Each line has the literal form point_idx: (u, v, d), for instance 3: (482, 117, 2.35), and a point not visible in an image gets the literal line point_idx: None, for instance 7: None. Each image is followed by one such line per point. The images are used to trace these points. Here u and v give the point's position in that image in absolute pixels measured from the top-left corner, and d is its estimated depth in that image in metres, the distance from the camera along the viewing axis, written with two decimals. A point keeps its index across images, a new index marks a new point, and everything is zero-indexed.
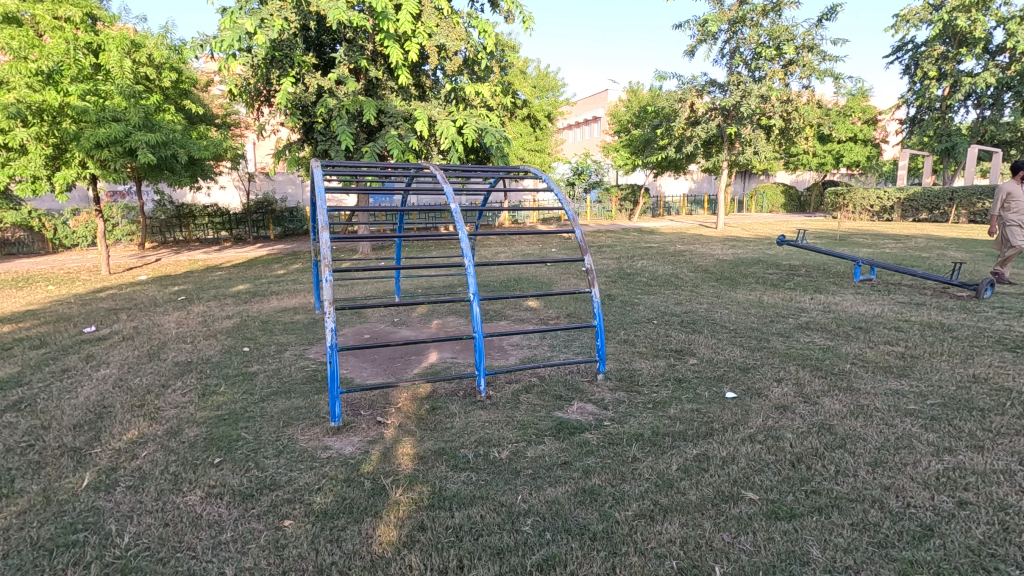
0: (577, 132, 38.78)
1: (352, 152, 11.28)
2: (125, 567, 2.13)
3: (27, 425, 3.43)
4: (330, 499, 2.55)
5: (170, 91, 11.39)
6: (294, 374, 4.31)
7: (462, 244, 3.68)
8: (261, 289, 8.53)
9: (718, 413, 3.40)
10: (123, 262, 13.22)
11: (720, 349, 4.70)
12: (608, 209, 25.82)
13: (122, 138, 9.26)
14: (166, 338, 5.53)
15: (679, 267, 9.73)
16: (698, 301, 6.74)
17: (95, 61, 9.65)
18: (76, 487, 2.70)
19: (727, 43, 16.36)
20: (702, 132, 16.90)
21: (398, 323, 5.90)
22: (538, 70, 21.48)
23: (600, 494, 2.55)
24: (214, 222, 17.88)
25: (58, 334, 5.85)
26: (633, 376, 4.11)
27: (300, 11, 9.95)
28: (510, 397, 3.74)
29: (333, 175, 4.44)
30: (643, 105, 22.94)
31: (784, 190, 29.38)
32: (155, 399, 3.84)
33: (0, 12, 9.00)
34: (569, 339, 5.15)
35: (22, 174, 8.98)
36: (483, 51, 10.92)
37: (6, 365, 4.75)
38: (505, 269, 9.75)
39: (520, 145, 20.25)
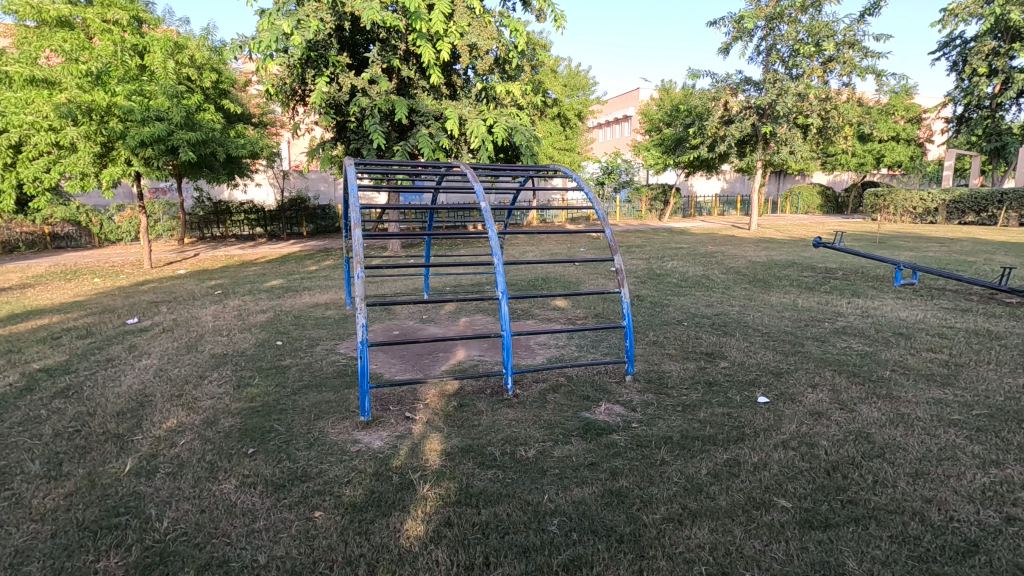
0: (607, 130, 38.52)
1: (383, 152, 11.48)
2: (164, 551, 2.20)
3: (74, 411, 3.58)
4: (359, 492, 2.59)
5: (210, 90, 11.79)
6: (325, 369, 4.39)
7: (492, 242, 3.65)
8: (293, 284, 8.70)
9: (750, 418, 3.33)
10: (164, 257, 13.67)
11: (754, 353, 4.60)
12: (638, 209, 25.53)
13: (165, 137, 9.61)
14: (203, 330, 5.71)
15: (711, 268, 9.56)
16: (730, 303, 6.62)
17: (140, 62, 10.01)
18: (119, 472, 2.81)
19: (764, 40, 15.99)
20: (736, 131, 16.52)
21: (426, 320, 5.95)
22: (568, 69, 21.43)
23: (627, 496, 2.52)
24: (250, 218, 18.34)
25: (103, 325, 6.10)
26: (662, 378, 4.05)
27: (335, 11, 10.11)
28: (537, 396, 3.73)
29: (365, 174, 4.49)
30: (675, 104, 22.62)
31: (822, 190, 28.49)
32: (192, 389, 3.97)
33: (55, 17, 9.50)
34: (597, 340, 5.12)
35: (72, 171, 9.38)
36: (514, 50, 10.96)
37: (56, 353, 4.98)
38: (533, 268, 9.77)
39: (550, 144, 20.18)
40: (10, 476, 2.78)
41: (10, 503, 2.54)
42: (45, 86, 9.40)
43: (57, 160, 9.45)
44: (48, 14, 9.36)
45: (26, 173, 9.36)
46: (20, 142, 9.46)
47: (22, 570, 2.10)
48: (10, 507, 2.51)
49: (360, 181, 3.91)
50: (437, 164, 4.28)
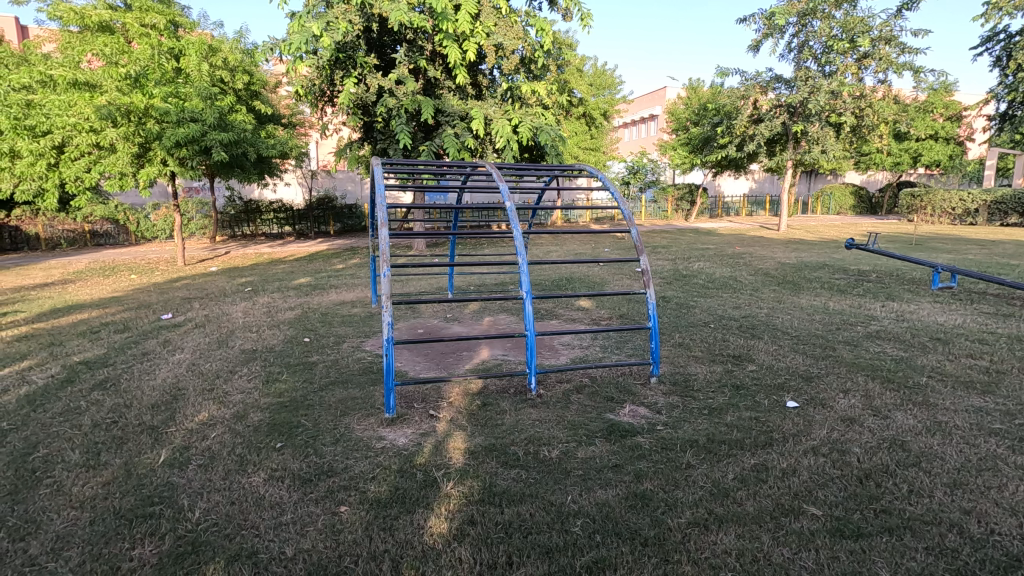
0: (633, 130, 38.18)
1: (409, 152, 11.60)
2: (195, 541, 2.26)
3: (111, 403, 3.70)
4: (384, 489, 2.61)
5: (241, 92, 12.10)
6: (351, 366, 4.45)
7: (517, 242, 3.64)
8: (320, 283, 8.84)
9: (779, 422, 3.27)
10: (197, 254, 14.05)
11: (783, 356, 4.50)
12: (664, 209, 25.25)
13: (198, 138, 9.87)
14: (234, 326, 5.84)
15: (739, 269, 9.39)
16: (759, 305, 6.49)
17: (176, 65, 10.25)
18: (154, 462, 2.90)
19: (796, 37, 15.62)
20: (766, 130, 16.14)
21: (450, 319, 5.99)
22: (594, 69, 21.32)
23: (652, 499, 2.49)
24: (279, 217, 18.72)
25: (139, 320, 6.30)
26: (688, 381, 3.99)
27: (363, 13, 10.21)
28: (561, 397, 3.72)
29: (392, 174, 4.53)
30: (703, 103, 22.29)
31: (855, 191, 27.72)
32: (223, 383, 4.07)
33: (97, 22, 9.84)
34: (621, 341, 5.08)
35: (112, 171, 9.71)
36: (540, 50, 10.95)
37: (94, 347, 5.16)
38: (557, 268, 9.76)
39: (575, 144, 20.07)
40: (53, 464, 2.89)
41: (52, 490, 2.64)
42: (86, 89, 9.72)
43: (97, 160, 9.78)
44: (90, 19, 9.72)
45: (68, 173, 9.72)
46: (62, 142, 9.82)
47: (62, 555, 2.18)
48: (52, 494, 2.60)
49: (387, 181, 3.93)
50: (462, 163, 4.28)
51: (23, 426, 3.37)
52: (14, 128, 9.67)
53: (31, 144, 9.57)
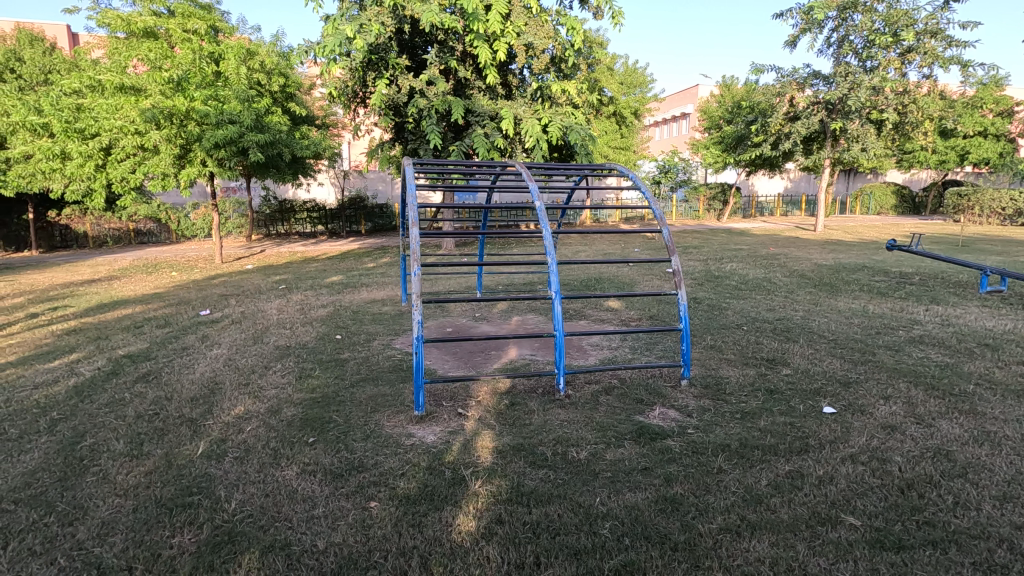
0: (664, 129, 37.74)
1: (439, 152, 11.72)
2: (231, 531, 2.33)
3: (153, 396, 3.84)
4: (413, 485, 2.64)
5: (278, 94, 12.43)
6: (381, 363, 4.52)
7: (547, 242, 3.62)
8: (352, 281, 8.99)
9: (815, 428, 3.17)
10: (234, 252, 14.45)
11: (819, 361, 4.37)
12: (696, 209, 24.86)
13: (236, 139, 10.17)
14: (268, 323, 6.00)
15: (773, 270, 9.17)
16: (794, 307, 6.33)
17: (216, 68, 10.56)
18: (192, 454, 2.99)
19: (835, 32, 15.16)
20: (803, 128, 15.67)
21: (479, 318, 6.02)
22: (625, 67, 21.13)
23: (682, 504, 2.45)
24: (313, 217, 19.13)
25: (180, 315, 6.52)
26: (720, 384, 3.91)
27: (396, 15, 10.33)
28: (589, 397, 3.70)
29: (422, 174, 4.56)
30: (737, 100, 21.84)
31: (896, 190, 26.74)
32: (258, 378, 4.18)
33: (142, 28, 10.22)
34: (651, 342, 5.01)
35: (155, 171, 10.07)
36: (571, 49, 10.91)
37: (138, 341, 5.36)
38: (586, 268, 9.71)
39: (605, 143, 19.92)
40: (99, 452, 3.02)
41: (98, 477, 2.75)
42: (132, 92, 10.10)
43: (142, 161, 10.16)
44: (136, 25, 10.09)
45: (115, 174, 10.12)
46: (109, 144, 10.22)
47: (108, 540, 2.27)
48: (98, 482, 2.72)
49: (418, 181, 3.96)
50: (492, 163, 4.28)
51: (72, 416, 3.52)
52: (65, 130, 10.11)
53: (81, 146, 10.00)
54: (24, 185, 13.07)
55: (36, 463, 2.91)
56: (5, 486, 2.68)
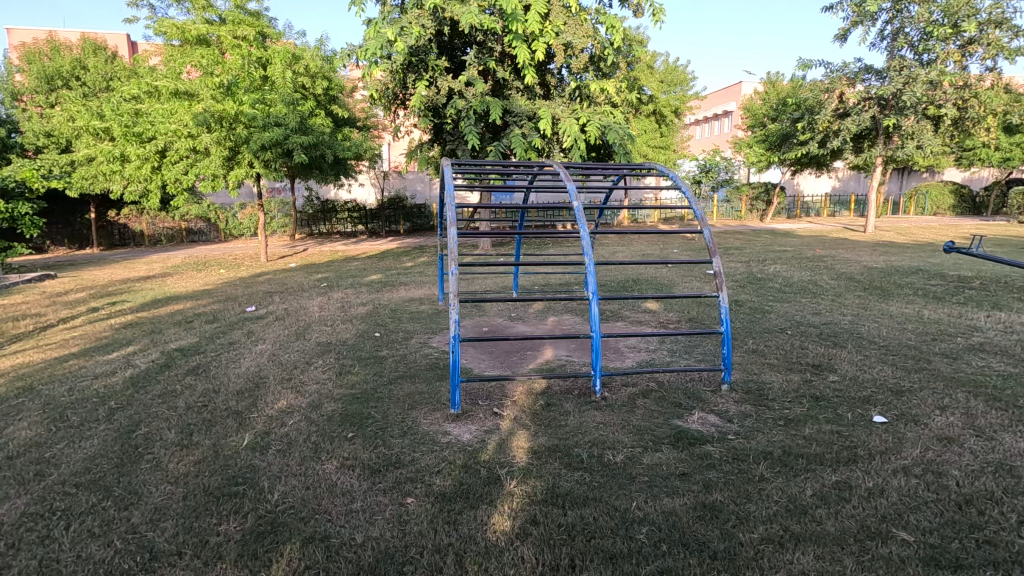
0: (705, 128, 37.01)
1: (477, 152, 11.81)
2: (274, 521, 2.40)
3: (202, 388, 4.00)
4: (448, 483, 2.66)
5: (321, 97, 12.80)
6: (418, 361, 4.58)
7: (584, 243, 3.57)
8: (391, 280, 9.14)
9: (864, 438, 3.04)
10: (277, 251, 14.92)
11: (869, 368, 4.18)
12: (737, 209, 24.30)
13: (282, 141, 10.48)
14: (310, 320, 6.16)
15: (820, 273, 8.85)
16: (842, 311, 6.08)
17: (263, 73, 10.91)
18: (239, 445, 3.10)
19: (889, 24, 14.52)
20: (853, 125, 15.06)
21: (515, 318, 6.02)
22: (665, 65, 20.82)
23: (721, 511, 2.39)
24: (353, 217, 19.56)
25: (227, 311, 6.78)
26: (762, 390, 3.79)
27: (436, 18, 10.44)
28: (626, 400, 3.65)
29: (460, 174, 4.59)
30: (783, 97, 21.20)
31: (955, 189, 25.38)
32: (301, 374, 4.30)
33: (195, 36, 10.66)
34: (691, 345, 4.91)
35: (205, 173, 10.46)
36: (610, 47, 10.81)
37: (188, 335, 5.60)
38: (624, 269, 9.61)
39: (645, 142, 19.63)
40: (153, 441, 3.16)
41: (152, 465, 2.88)
42: (186, 97, 10.54)
43: (194, 163, 10.58)
44: (190, 34, 10.56)
45: (169, 175, 10.58)
46: (164, 147, 10.70)
47: (159, 525, 2.37)
48: (152, 469, 2.85)
49: (455, 181, 3.97)
50: (529, 163, 4.26)
51: (128, 405, 3.71)
52: (125, 134, 10.64)
53: (139, 149, 10.49)
54: (89, 185, 13.85)
55: (96, 449, 3.07)
56: (68, 470, 2.84)
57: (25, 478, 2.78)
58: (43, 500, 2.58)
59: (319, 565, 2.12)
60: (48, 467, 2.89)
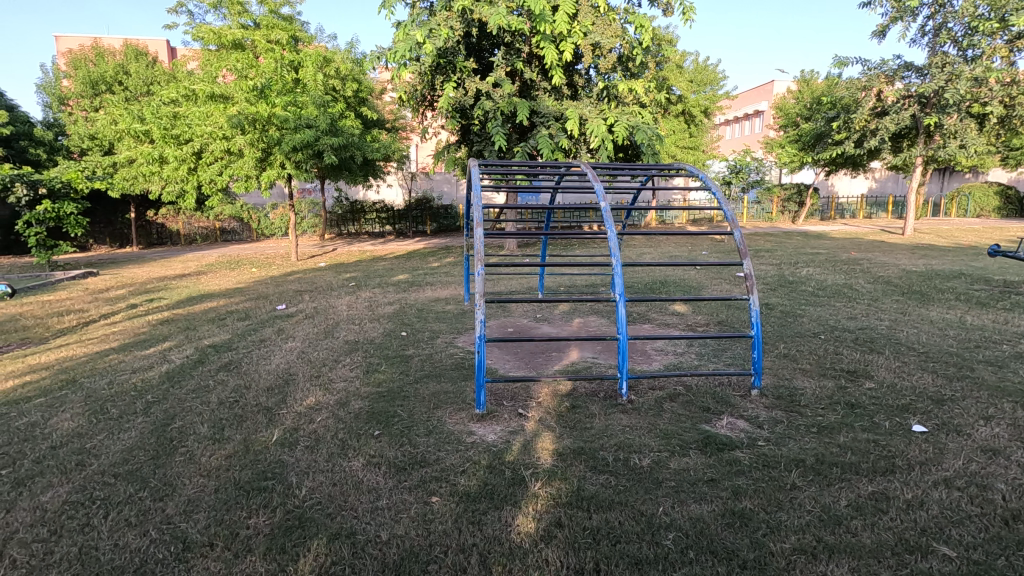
0: (735, 127, 36.44)
1: (504, 152, 11.83)
2: (301, 516, 2.43)
3: (234, 384, 4.09)
4: (473, 483, 2.66)
5: (351, 99, 13.02)
6: (444, 360, 4.61)
7: (611, 243, 3.52)
8: (418, 280, 9.21)
9: (902, 448, 2.93)
10: (307, 250, 15.19)
11: (907, 375, 4.03)
12: (768, 210, 23.92)
13: (313, 142, 10.66)
14: (339, 318, 6.24)
15: (855, 276, 8.59)
16: (878, 316, 5.89)
17: (296, 76, 11.10)
18: (268, 441, 3.16)
19: (930, 20, 14.04)
20: (891, 124, 14.61)
21: (541, 319, 6.01)
22: (695, 64, 20.60)
23: (751, 520, 2.33)
24: (381, 217, 19.83)
25: (259, 309, 6.93)
26: (794, 395, 3.69)
27: (464, 19, 10.49)
28: (653, 403, 3.59)
29: (488, 175, 4.59)
30: (817, 96, 20.70)
31: (1000, 190, 24.40)
32: (329, 371, 4.36)
33: (231, 41, 10.96)
34: (720, 349, 4.83)
35: (239, 173, 10.73)
36: (639, 47, 10.70)
37: (221, 332, 5.74)
38: (651, 271, 9.50)
39: (674, 143, 19.39)
40: (186, 435, 3.25)
41: (185, 458, 2.96)
42: (221, 100, 10.81)
43: (228, 164, 10.86)
44: (226, 38, 10.87)
45: (204, 176, 10.88)
46: (200, 149, 11.01)
47: (192, 517, 2.43)
48: (186, 462, 2.92)
49: (482, 181, 3.97)
50: (556, 164, 4.24)
51: (164, 400, 3.82)
52: (164, 136, 10.99)
53: (176, 151, 10.83)
54: (129, 187, 14.35)
55: (133, 441, 3.16)
56: (107, 461, 2.94)
57: (68, 468, 2.88)
58: (83, 489, 2.68)
59: (345, 561, 2.14)
60: (88, 458, 2.99)
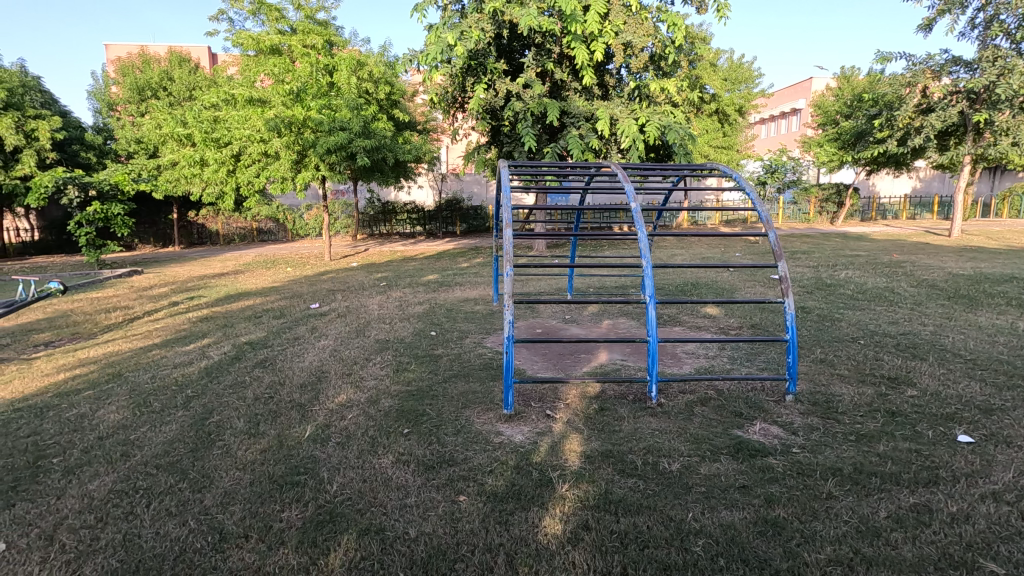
0: (772, 126, 35.56)
1: (534, 153, 11.85)
2: (332, 511, 2.48)
3: (269, 380, 4.21)
4: (501, 483, 2.67)
5: (383, 102, 13.21)
6: (472, 360, 4.63)
7: (642, 244, 3.47)
8: (447, 280, 9.30)
9: (947, 458, 2.81)
10: (340, 250, 15.49)
11: (953, 383, 3.86)
12: (805, 211, 23.29)
13: (346, 145, 10.87)
14: (370, 317, 6.35)
15: (897, 279, 8.27)
16: (922, 321, 5.66)
17: (330, 79, 11.32)
18: (301, 436, 3.24)
19: (981, 12, 13.43)
20: (937, 121, 14.04)
21: (570, 320, 5.99)
22: (729, 62, 20.21)
23: (785, 528, 2.28)
24: (412, 218, 20.08)
25: (293, 308, 7.10)
26: (831, 402, 3.58)
27: (495, 21, 10.53)
28: (683, 407, 3.54)
29: (518, 176, 4.60)
30: (858, 92, 20.03)
31: None
32: (360, 369, 4.44)
33: (269, 46, 11.25)
34: (753, 353, 4.72)
35: (276, 175, 11.03)
36: (671, 45, 10.55)
37: (257, 330, 5.90)
38: (683, 272, 9.37)
39: (706, 142, 19.05)
40: (224, 429, 3.35)
41: (222, 452, 3.05)
42: (258, 104, 11.11)
43: (265, 166, 11.17)
44: (264, 44, 11.18)
45: (242, 178, 11.22)
46: (238, 151, 11.35)
47: (229, 509, 2.51)
48: (223, 455, 3.02)
49: (511, 182, 3.98)
50: (586, 164, 4.21)
51: (203, 394, 3.95)
52: (205, 140, 11.37)
53: (216, 154, 11.19)
54: (172, 189, 14.91)
55: (173, 434, 3.28)
56: (150, 453, 3.06)
57: (113, 458, 3.01)
58: (127, 479, 2.79)
59: (374, 557, 2.18)
60: (132, 449, 3.11)
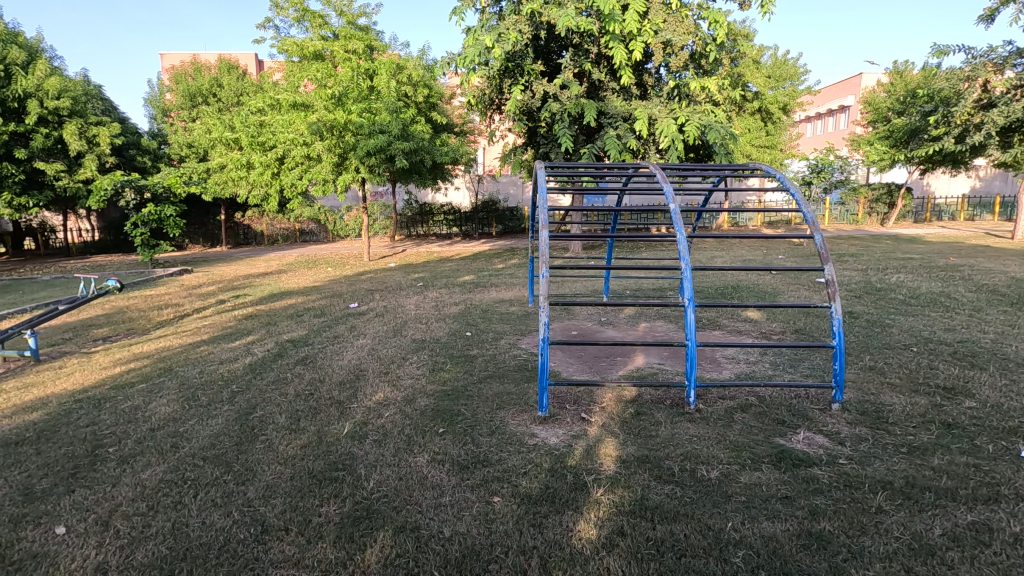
0: (818, 124, 34.36)
1: (571, 154, 11.80)
2: (369, 508, 2.52)
3: (309, 377, 4.32)
4: (535, 485, 2.66)
5: (422, 105, 13.37)
6: (507, 361, 4.64)
7: (680, 246, 3.39)
8: (483, 280, 9.35)
9: (1009, 475, 2.64)
10: (378, 250, 15.77)
11: (1017, 395, 3.63)
12: (853, 212, 22.38)
13: (385, 147, 11.07)
14: (406, 317, 6.43)
15: (954, 284, 7.85)
16: (982, 329, 5.35)
17: (370, 83, 11.55)
18: (339, 433, 3.31)
19: None
20: (999, 117, 13.24)
21: (605, 323, 5.93)
22: (773, 59, 19.64)
23: (830, 543, 2.19)
24: (448, 219, 20.29)
25: (333, 307, 7.26)
26: (881, 412, 3.42)
27: (532, 22, 10.51)
28: (723, 413, 3.45)
29: (554, 177, 4.57)
30: (913, 87, 19.12)
31: None
32: (397, 368, 4.51)
33: (312, 52, 11.56)
34: (797, 359, 4.56)
35: (317, 178, 11.34)
36: (712, 43, 10.32)
37: (299, 328, 6.06)
38: (723, 275, 9.15)
39: (748, 142, 18.55)
40: (266, 424, 3.45)
41: (265, 446, 3.15)
42: (302, 109, 11.45)
43: (308, 169, 11.50)
44: (307, 50, 11.51)
45: (286, 180, 11.58)
46: (283, 155, 11.71)
47: (271, 502, 2.59)
48: (265, 449, 3.11)
49: (548, 183, 3.95)
50: (623, 165, 4.15)
51: (247, 390, 4.09)
52: (251, 143, 11.78)
53: (262, 157, 11.59)
54: (220, 191, 15.52)
55: (219, 428, 3.41)
56: (197, 445, 3.18)
57: (164, 449, 3.15)
58: (176, 469, 2.91)
59: (409, 554, 2.20)
60: (181, 441, 3.25)
